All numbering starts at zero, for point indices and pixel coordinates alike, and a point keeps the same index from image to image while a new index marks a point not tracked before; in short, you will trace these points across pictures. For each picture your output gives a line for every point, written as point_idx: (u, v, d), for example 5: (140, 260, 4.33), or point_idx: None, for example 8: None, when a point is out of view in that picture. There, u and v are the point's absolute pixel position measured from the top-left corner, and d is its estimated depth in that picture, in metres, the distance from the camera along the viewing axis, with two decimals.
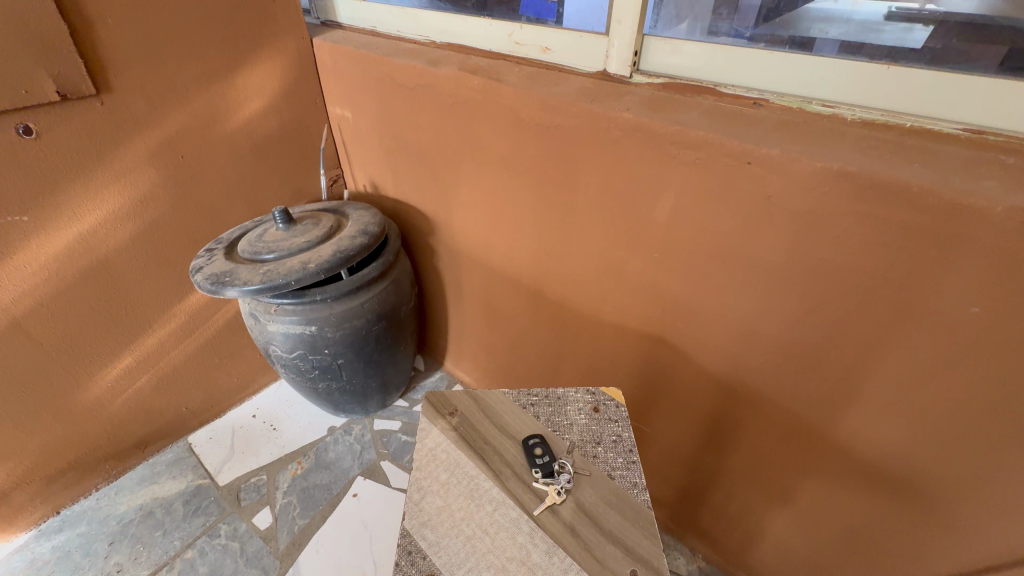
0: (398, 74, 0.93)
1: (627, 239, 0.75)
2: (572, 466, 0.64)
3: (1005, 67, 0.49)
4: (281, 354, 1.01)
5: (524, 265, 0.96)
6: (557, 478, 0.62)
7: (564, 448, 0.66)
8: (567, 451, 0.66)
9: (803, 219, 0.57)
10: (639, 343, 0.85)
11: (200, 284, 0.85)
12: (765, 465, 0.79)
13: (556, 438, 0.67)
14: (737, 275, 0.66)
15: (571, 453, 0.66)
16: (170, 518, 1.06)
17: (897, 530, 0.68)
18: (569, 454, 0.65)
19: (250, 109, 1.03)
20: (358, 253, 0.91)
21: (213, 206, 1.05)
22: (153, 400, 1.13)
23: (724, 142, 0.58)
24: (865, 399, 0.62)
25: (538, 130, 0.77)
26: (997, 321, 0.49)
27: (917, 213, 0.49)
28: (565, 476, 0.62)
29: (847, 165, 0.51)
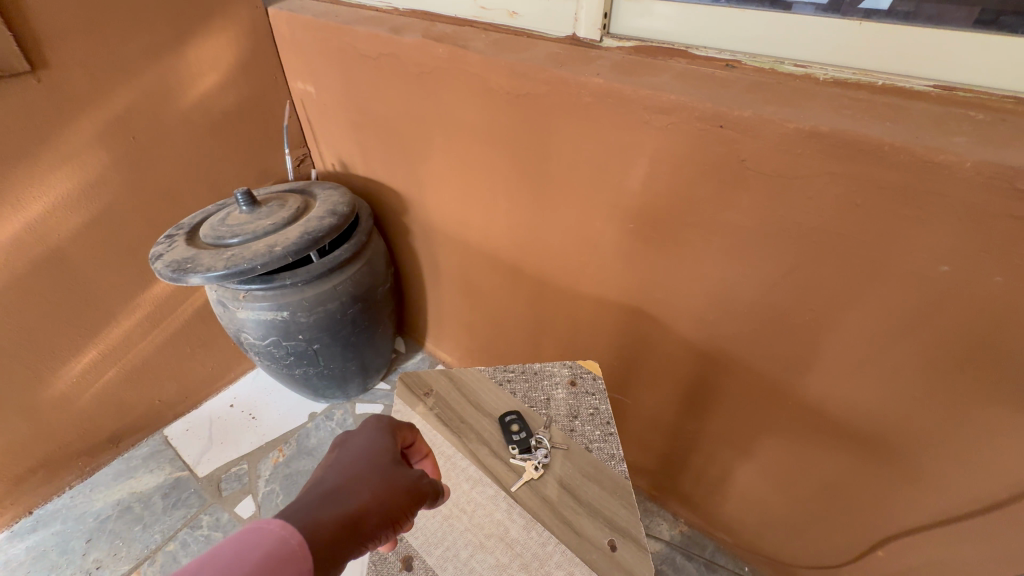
0: (360, 44, 0.88)
1: (603, 211, 0.74)
2: (549, 440, 0.64)
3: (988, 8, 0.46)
4: (253, 342, 0.99)
5: (501, 241, 0.94)
6: (534, 453, 0.62)
7: (541, 423, 0.66)
8: (545, 426, 0.65)
9: (776, 182, 0.56)
10: (618, 314, 0.84)
11: (161, 272, 0.82)
12: (744, 431, 0.80)
13: (532, 414, 0.67)
14: (713, 243, 0.65)
15: (548, 427, 0.65)
16: (149, 511, 1.04)
17: (868, 486, 0.70)
18: (546, 428, 0.65)
19: (205, 85, 0.97)
20: (327, 233, 0.88)
21: (173, 190, 1.00)
22: (123, 395, 1.10)
23: (696, 106, 0.56)
24: (839, 361, 0.63)
25: (507, 99, 0.74)
26: (964, 278, 0.50)
27: (889, 171, 0.49)
28: (542, 451, 0.62)
29: (820, 124, 0.50)
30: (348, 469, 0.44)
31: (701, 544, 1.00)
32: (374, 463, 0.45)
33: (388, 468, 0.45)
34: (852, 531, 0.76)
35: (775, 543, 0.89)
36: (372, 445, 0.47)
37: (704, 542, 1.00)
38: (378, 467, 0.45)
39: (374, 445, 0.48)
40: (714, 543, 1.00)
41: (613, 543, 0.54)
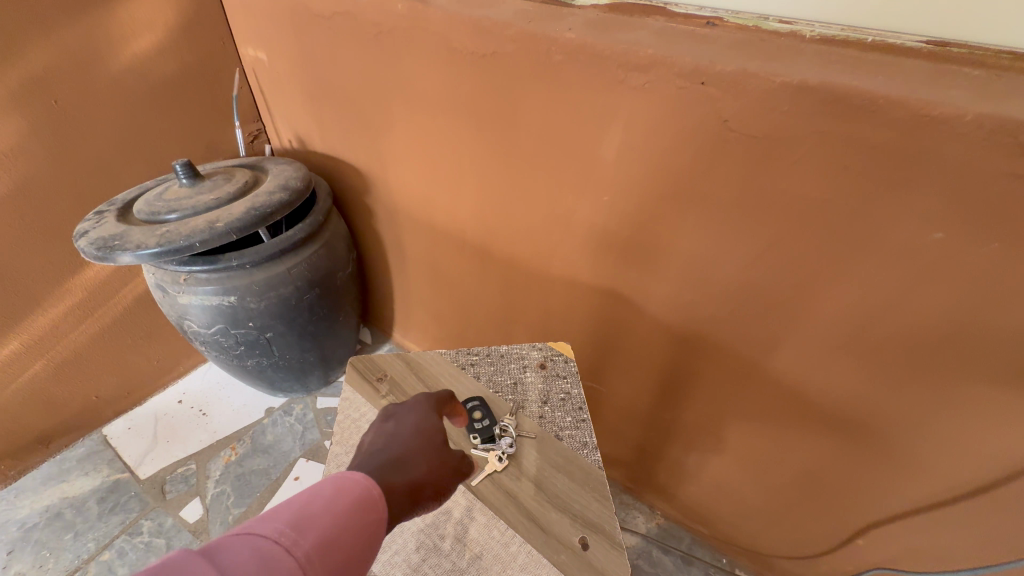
0: (314, 3, 0.81)
1: (575, 184, 0.69)
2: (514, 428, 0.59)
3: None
4: (198, 330, 0.90)
5: (468, 220, 0.88)
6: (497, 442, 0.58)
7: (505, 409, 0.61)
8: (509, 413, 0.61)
9: (760, 145, 0.51)
10: (593, 297, 0.79)
11: (85, 251, 0.73)
12: (723, 418, 0.76)
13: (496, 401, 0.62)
14: (692, 216, 0.60)
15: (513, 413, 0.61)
16: (83, 518, 0.95)
17: (851, 473, 0.67)
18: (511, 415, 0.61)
19: (141, 47, 0.88)
20: (277, 210, 0.80)
21: (105, 163, 0.91)
22: (53, 390, 1.00)
23: (675, 61, 0.52)
24: (823, 341, 0.59)
25: (472, 61, 0.68)
26: (959, 245, 0.46)
27: (881, 129, 0.45)
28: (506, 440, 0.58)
29: (808, 78, 0.46)
30: (406, 439, 0.47)
31: (678, 537, 0.96)
32: (428, 436, 0.48)
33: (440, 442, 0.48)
34: (833, 519, 0.74)
35: (753, 533, 0.86)
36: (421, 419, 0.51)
37: (681, 534, 0.96)
38: (432, 441, 0.48)
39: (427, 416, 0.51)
40: (691, 535, 0.96)
41: (584, 540, 0.50)
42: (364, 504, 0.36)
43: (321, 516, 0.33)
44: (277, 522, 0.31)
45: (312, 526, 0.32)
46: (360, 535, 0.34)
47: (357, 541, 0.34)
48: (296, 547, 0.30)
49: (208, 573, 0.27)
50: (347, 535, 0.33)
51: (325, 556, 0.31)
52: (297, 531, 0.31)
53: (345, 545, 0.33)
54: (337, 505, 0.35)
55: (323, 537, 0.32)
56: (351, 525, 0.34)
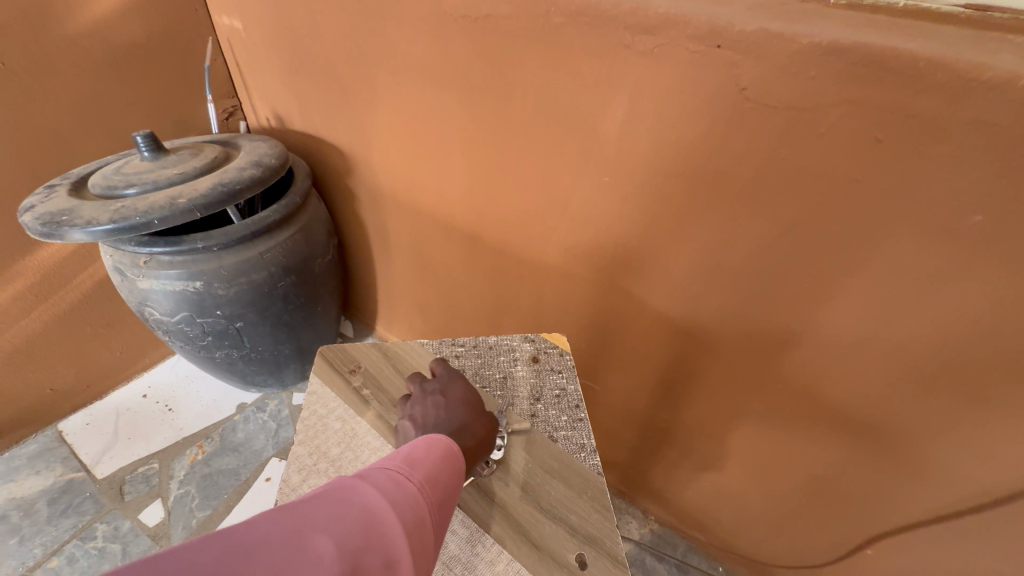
0: None
1: (573, 162, 0.63)
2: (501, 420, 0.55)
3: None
4: (161, 319, 0.83)
5: (457, 205, 0.82)
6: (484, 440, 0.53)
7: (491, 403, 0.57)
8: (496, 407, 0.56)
9: (779, 116, 0.46)
10: (589, 288, 0.74)
11: (30, 227, 0.66)
12: (726, 419, 0.71)
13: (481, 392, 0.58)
14: (700, 197, 0.55)
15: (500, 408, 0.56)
16: (30, 521, 0.87)
17: (862, 479, 0.63)
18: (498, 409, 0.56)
19: (103, 8, 0.81)
20: (248, 187, 0.74)
21: (60, 134, 0.83)
22: (1, 381, 0.92)
23: (688, 20, 0.47)
24: (840, 335, 0.55)
25: (463, 26, 0.63)
26: (1001, 228, 0.41)
27: (918, 96, 0.40)
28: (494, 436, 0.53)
29: (840, 38, 0.41)
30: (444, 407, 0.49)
31: (673, 543, 0.91)
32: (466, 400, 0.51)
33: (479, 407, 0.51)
34: (840, 527, 0.69)
35: (752, 540, 0.82)
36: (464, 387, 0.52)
37: (676, 541, 0.92)
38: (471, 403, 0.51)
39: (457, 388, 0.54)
40: (686, 542, 0.92)
41: (581, 557, 0.46)
42: (452, 451, 0.40)
43: (424, 458, 0.37)
44: (393, 458, 0.35)
45: (419, 464, 0.36)
46: (453, 476, 0.38)
47: (452, 480, 0.37)
48: (413, 479, 0.34)
49: (358, 485, 0.30)
50: (444, 476, 0.37)
51: (436, 487, 0.35)
52: (410, 466, 0.35)
53: (445, 483, 0.36)
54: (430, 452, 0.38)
55: (429, 474, 0.35)
56: (448, 468, 0.38)
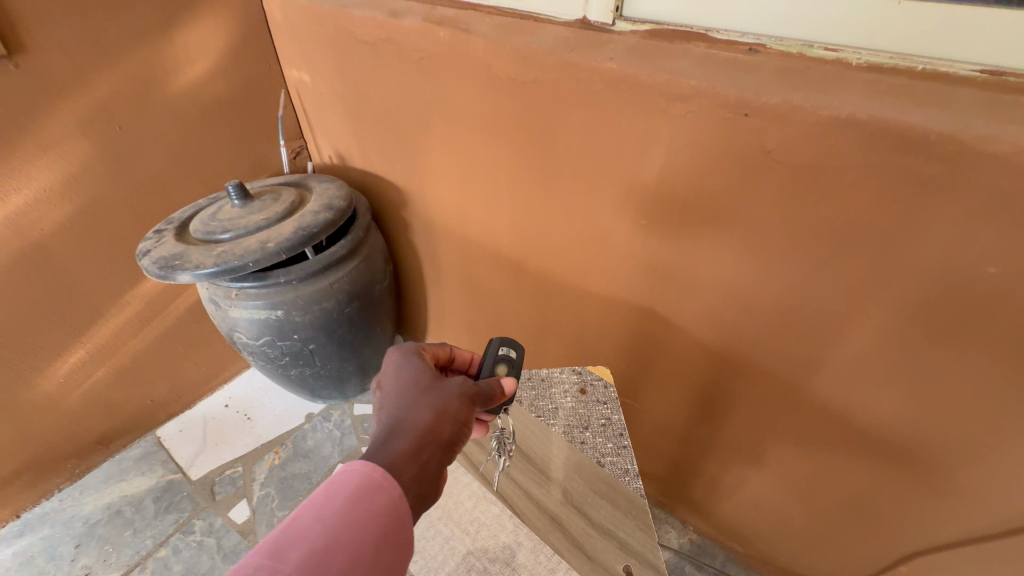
0: (357, 28, 0.84)
1: (614, 206, 0.70)
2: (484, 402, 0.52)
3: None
4: (247, 342, 0.95)
5: (505, 237, 0.90)
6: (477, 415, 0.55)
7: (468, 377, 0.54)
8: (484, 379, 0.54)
9: (803, 174, 0.51)
10: (629, 315, 0.80)
11: (148, 270, 0.78)
12: (761, 440, 0.76)
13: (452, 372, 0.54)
14: (733, 241, 0.61)
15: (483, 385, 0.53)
16: (140, 516, 1.01)
17: (893, 500, 0.66)
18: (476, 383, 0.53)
19: (196, 72, 0.93)
20: (323, 229, 0.84)
21: (161, 182, 0.96)
22: (113, 394, 1.06)
23: (718, 91, 0.52)
24: (867, 367, 0.59)
25: (512, 86, 0.70)
26: (1015, 280, 0.45)
27: (931, 162, 0.44)
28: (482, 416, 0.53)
29: (856, 111, 0.46)
30: (393, 400, 0.49)
31: (712, 553, 0.96)
32: (412, 386, 0.50)
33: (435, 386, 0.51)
34: (875, 545, 0.73)
35: (790, 553, 0.86)
36: (407, 377, 0.51)
37: (714, 551, 0.97)
38: (418, 389, 0.50)
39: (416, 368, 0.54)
40: (725, 552, 0.96)
41: (628, 568, 0.53)
42: (354, 495, 0.39)
43: (310, 529, 0.37)
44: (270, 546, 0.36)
45: (303, 539, 0.37)
46: (351, 530, 0.38)
47: (352, 535, 0.38)
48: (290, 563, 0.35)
49: None
50: (340, 537, 0.37)
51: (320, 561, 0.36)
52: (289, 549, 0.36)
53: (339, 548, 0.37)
54: (336, 501, 0.39)
55: (312, 550, 0.36)
56: (345, 526, 0.38)
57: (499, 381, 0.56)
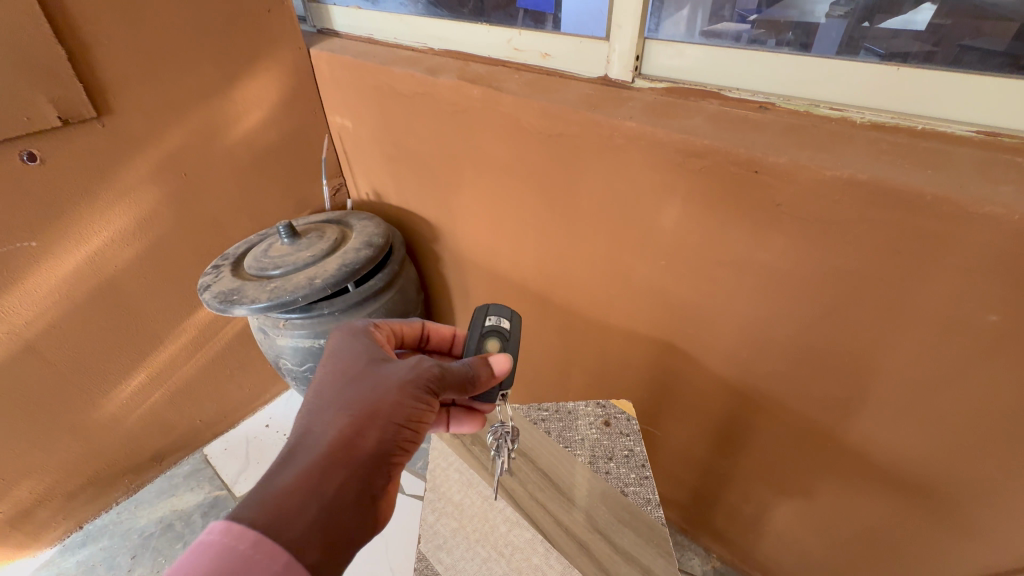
0: (396, 83, 0.92)
1: (633, 247, 0.74)
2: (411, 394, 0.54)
3: (1013, 43, 0.49)
4: (291, 368, 1.02)
5: (530, 272, 0.96)
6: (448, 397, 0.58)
7: (380, 374, 0.54)
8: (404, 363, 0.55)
9: (810, 226, 0.56)
10: (649, 348, 0.84)
11: (209, 303, 0.86)
12: (780, 470, 0.78)
13: (368, 367, 0.56)
14: (747, 283, 0.65)
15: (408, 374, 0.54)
16: (189, 530, 1.08)
17: (911, 534, 0.68)
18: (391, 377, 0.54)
19: (250, 122, 1.02)
20: (363, 266, 0.91)
21: (217, 221, 1.05)
22: (167, 415, 1.15)
23: (730, 151, 0.57)
24: (880, 404, 0.62)
25: (539, 138, 0.76)
26: (1014, 328, 0.48)
27: (927, 220, 0.48)
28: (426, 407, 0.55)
29: (857, 172, 0.50)
30: (310, 412, 0.53)
31: None
32: (331, 394, 0.54)
33: (352, 390, 0.53)
34: None
35: None
36: (327, 384, 0.55)
37: None
38: (335, 398, 0.53)
39: (340, 363, 0.57)
40: None
41: None
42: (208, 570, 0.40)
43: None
44: None
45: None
46: None
47: None
48: None
49: None
50: None
51: None
52: None
53: None
54: None
55: None
56: None
57: (486, 360, 0.59)
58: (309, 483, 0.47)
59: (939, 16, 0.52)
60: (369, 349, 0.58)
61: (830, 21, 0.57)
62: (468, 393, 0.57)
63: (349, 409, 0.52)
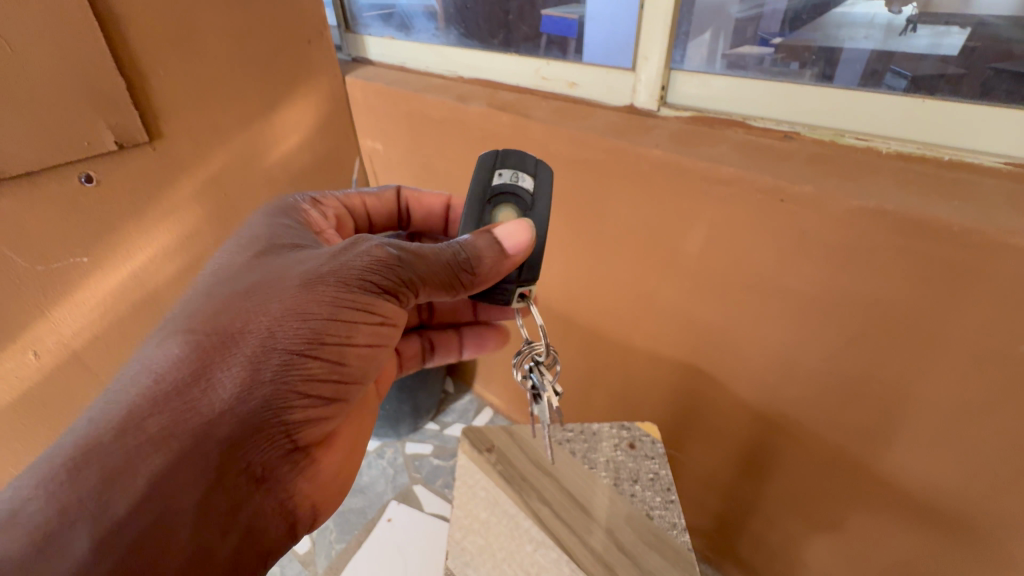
0: (427, 109, 0.96)
1: (659, 271, 0.76)
2: (333, 311, 0.54)
3: None
4: None
5: (553, 292, 0.97)
6: (441, 294, 0.56)
7: (283, 292, 0.53)
8: (327, 268, 0.55)
9: (836, 254, 0.57)
10: (672, 370, 0.84)
11: None
12: (808, 499, 0.77)
13: (271, 284, 0.55)
14: (773, 308, 0.65)
15: (329, 286, 0.54)
16: None
17: (946, 569, 0.66)
18: (298, 292, 0.53)
19: (288, 145, 1.08)
20: None
21: None
22: None
23: (755, 179, 0.59)
24: (911, 434, 0.61)
25: (566, 164, 0.79)
26: None
27: (957, 250, 0.49)
28: (361, 318, 0.55)
29: (883, 203, 0.52)
30: (158, 361, 0.51)
31: None
32: (192, 337, 0.52)
33: (227, 322, 0.52)
34: None
35: None
36: (191, 323, 0.53)
37: None
38: (192, 346, 0.51)
39: (223, 290, 0.56)
40: None
41: None
42: None
43: None
44: None
45: None
46: None
47: None
48: None
49: None
50: None
51: None
52: None
53: None
54: None
55: None
56: None
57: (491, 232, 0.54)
58: (104, 482, 0.45)
59: (971, 40, 0.54)
60: (258, 272, 0.57)
61: (856, 48, 0.59)
62: (456, 271, 0.54)
63: (209, 354, 0.51)
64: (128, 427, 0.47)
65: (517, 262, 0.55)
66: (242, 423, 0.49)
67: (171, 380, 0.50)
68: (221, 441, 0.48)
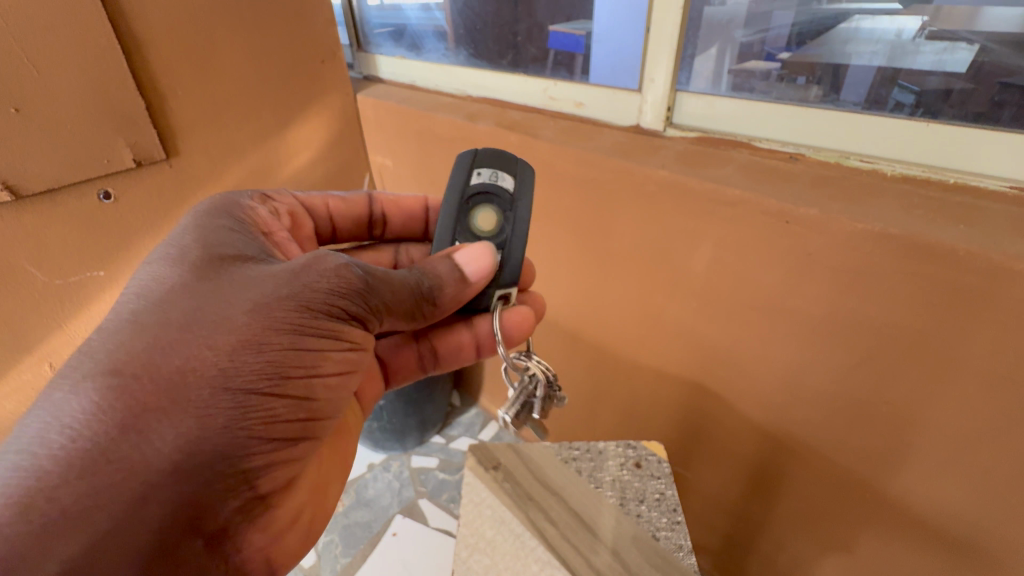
0: (437, 127, 0.98)
1: (665, 289, 0.76)
2: (293, 339, 0.50)
3: None
4: None
5: (560, 308, 0.98)
6: (402, 324, 0.57)
7: (230, 324, 0.48)
8: (284, 292, 0.51)
9: (842, 276, 0.57)
10: (679, 388, 0.84)
11: None
12: (817, 520, 0.76)
13: (212, 313, 0.49)
14: (779, 328, 0.65)
15: (288, 310, 0.50)
16: None
17: None
18: (251, 322, 0.49)
19: (300, 161, 1.10)
20: None
21: None
22: None
23: (760, 201, 0.60)
24: (921, 457, 0.61)
25: (573, 183, 0.80)
26: None
27: (963, 274, 0.49)
28: (325, 343, 0.52)
29: (889, 227, 0.52)
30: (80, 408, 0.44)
31: None
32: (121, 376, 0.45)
33: (162, 361, 0.46)
34: None
35: None
36: (118, 359, 0.46)
37: None
38: (121, 388, 0.45)
39: (154, 317, 0.49)
40: None
41: None
42: None
43: None
44: None
45: None
46: None
47: None
48: None
49: None
50: None
51: None
52: None
53: None
54: None
55: None
56: None
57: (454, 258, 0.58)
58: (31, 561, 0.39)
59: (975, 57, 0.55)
60: (195, 294, 0.50)
61: (860, 67, 0.61)
62: (417, 298, 0.56)
63: (144, 398, 0.44)
64: (50, 504, 0.41)
65: (478, 287, 0.59)
66: (195, 477, 0.44)
67: (97, 432, 0.43)
68: (173, 498, 0.43)
